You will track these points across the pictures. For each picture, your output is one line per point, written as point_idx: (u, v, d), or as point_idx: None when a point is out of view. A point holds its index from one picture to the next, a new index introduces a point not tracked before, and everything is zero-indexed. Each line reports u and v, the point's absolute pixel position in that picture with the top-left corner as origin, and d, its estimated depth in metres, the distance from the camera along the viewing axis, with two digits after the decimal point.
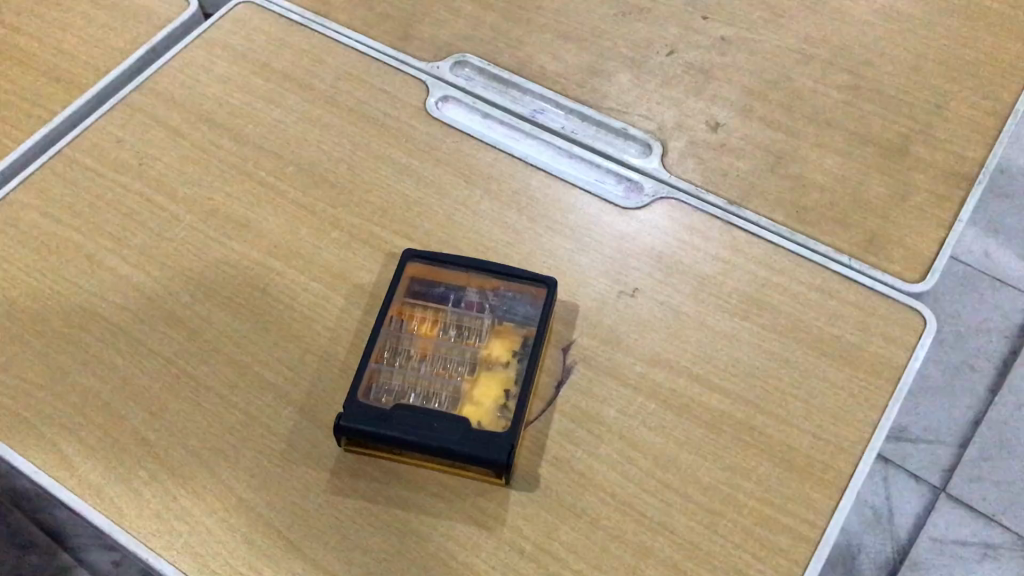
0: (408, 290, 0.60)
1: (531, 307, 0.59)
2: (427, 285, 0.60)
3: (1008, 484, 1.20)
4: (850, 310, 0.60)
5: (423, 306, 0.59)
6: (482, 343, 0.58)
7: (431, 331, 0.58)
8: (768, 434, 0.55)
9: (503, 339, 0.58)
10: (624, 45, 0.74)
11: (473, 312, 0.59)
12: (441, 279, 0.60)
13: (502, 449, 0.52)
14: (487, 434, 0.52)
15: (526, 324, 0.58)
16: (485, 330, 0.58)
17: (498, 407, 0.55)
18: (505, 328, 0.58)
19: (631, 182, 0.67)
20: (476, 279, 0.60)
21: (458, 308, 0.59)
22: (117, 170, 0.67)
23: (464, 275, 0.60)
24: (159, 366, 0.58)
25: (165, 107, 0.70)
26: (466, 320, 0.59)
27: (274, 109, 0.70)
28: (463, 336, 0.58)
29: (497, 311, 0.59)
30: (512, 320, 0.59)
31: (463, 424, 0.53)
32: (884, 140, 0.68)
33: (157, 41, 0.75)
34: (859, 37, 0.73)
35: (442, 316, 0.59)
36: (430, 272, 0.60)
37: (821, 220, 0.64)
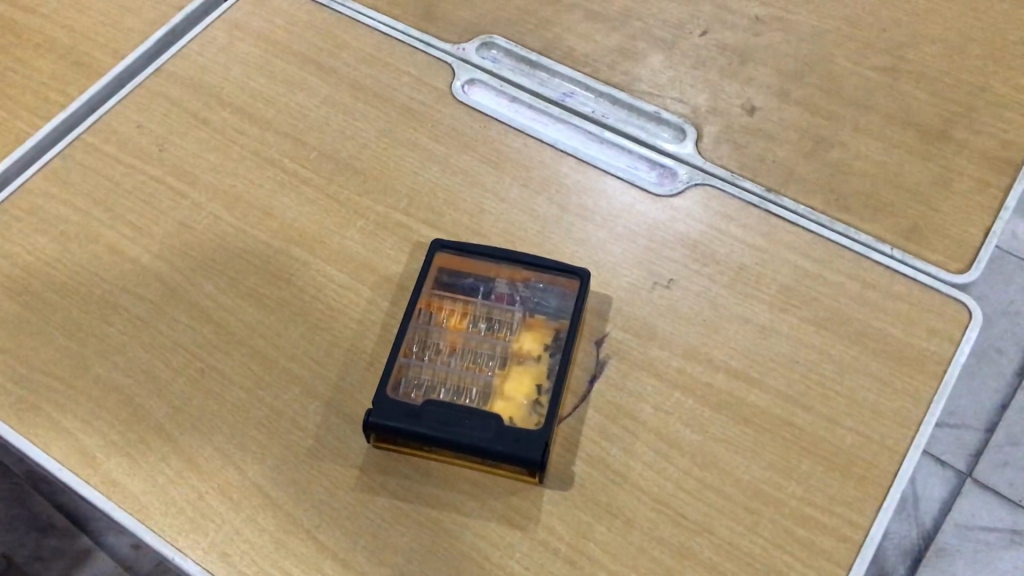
0: (436, 281, 0.58)
1: (563, 300, 0.57)
2: (455, 276, 0.59)
3: None
4: (893, 301, 0.58)
5: (452, 298, 0.58)
6: (513, 336, 0.56)
7: (461, 323, 0.57)
8: (809, 431, 0.53)
9: (535, 332, 0.56)
10: (656, 26, 0.72)
11: (503, 304, 0.57)
12: (470, 270, 0.59)
13: (536, 447, 0.50)
14: (520, 432, 0.51)
15: (558, 317, 0.57)
16: (516, 323, 0.57)
17: (532, 403, 0.53)
18: (537, 320, 0.57)
19: (664, 168, 0.65)
20: (506, 269, 0.58)
21: (487, 299, 0.58)
22: (138, 156, 0.65)
23: (494, 265, 0.58)
24: (183, 359, 0.57)
25: (185, 91, 0.69)
26: (497, 312, 0.57)
27: (297, 93, 0.69)
28: (493, 329, 0.56)
29: (528, 303, 0.57)
30: (544, 312, 0.57)
31: (496, 421, 0.51)
32: (926, 123, 0.65)
33: (176, 23, 0.74)
34: (899, 16, 0.71)
35: (472, 308, 0.57)
36: (458, 262, 0.59)
37: (862, 207, 0.62)
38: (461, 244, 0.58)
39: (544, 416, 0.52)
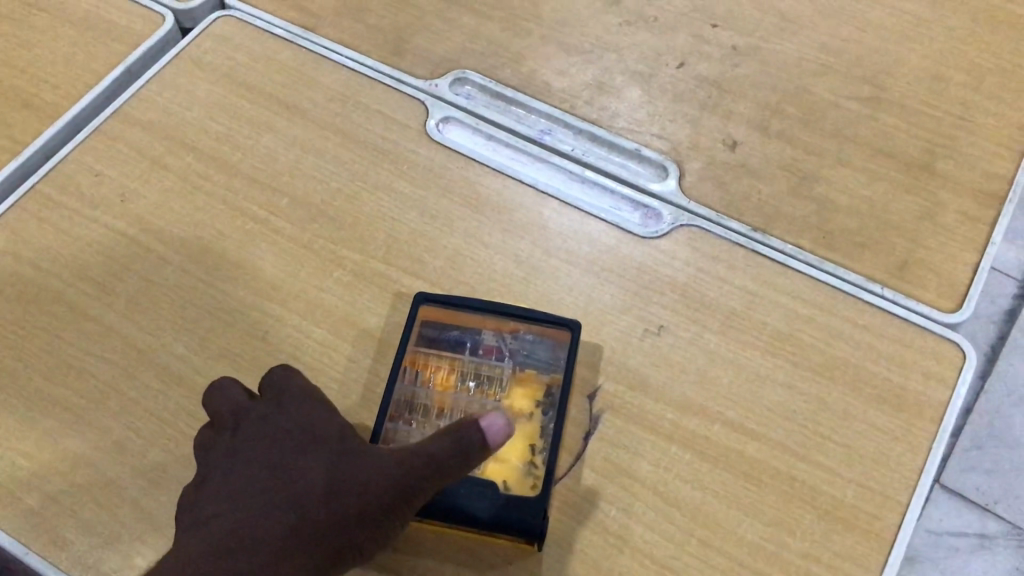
0: (420, 337, 0.56)
1: (554, 352, 0.56)
2: (439, 330, 0.56)
3: (1003, 473, 1.13)
4: (887, 344, 0.57)
5: (438, 355, 0.55)
6: (503, 394, 0.54)
7: (449, 382, 0.54)
8: (811, 484, 0.52)
9: (526, 388, 0.54)
10: (633, 58, 0.70)
11: (492, 359, 0.55)
12: (455, 323, 0.57)
13: (537, 516, 0.48)
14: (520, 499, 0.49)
15: (549, 371, 0.55)
16: (506, 379, 0.55)
17: (526, 465, 0.51)
18: (528, 375, 0.55)
19: (648, 209, 0.63)
20: (493, 322, 0.56)
21: (475, 355, 0.56)
22: (98, 207, 0.62)
23: (480, 318, 0.56)
24: (155, 428, 0.54)
25: (145, 135, 0.66)
26: (485, 368, 0.55)
27: (264, 135, 0.66)
28: (483, 386, 0.54)
29: (517, 356, 0.55)
30: (534, 366, 0.55)
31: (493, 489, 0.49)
32: (909, 155, 0.64)
33: (132, 61, 0.70)
34: (875, 44, 0.70)
35: (459, 364, 0.55)
36: (443, 315, 0.56)
37: (849, 246, 0.61)
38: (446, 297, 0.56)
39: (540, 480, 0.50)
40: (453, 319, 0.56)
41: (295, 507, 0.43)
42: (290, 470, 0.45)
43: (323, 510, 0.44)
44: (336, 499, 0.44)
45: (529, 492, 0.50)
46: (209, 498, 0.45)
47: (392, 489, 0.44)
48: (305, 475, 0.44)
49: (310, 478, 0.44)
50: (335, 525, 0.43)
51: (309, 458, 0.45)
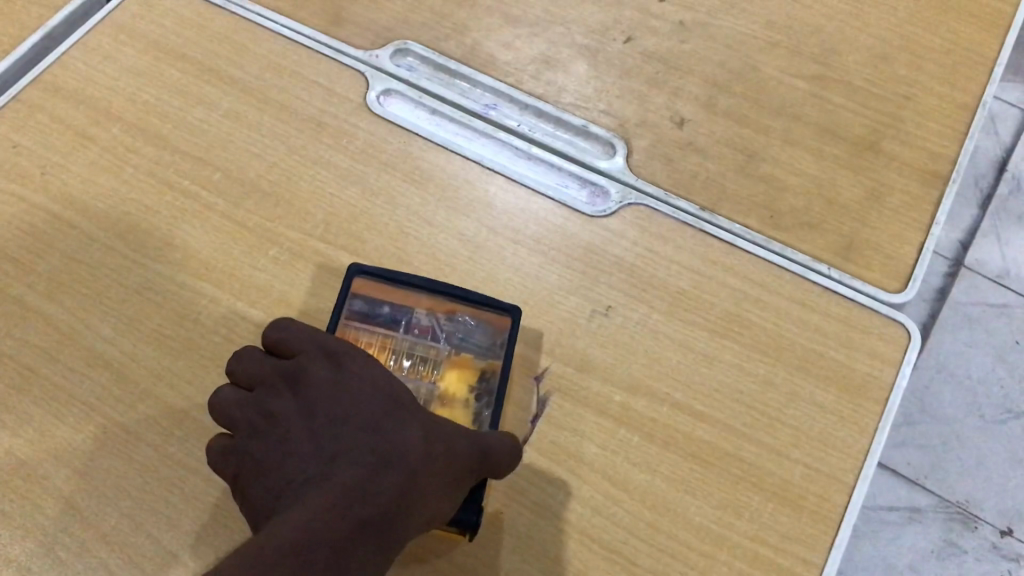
0: (352, 311, 0.53)
1: (491, 335, 0.54)
2: (370, 304, 0.54)
3: (932, 448, 1.08)
4: (834, 324, 0.56)
5: (369, 331, 0.53)
6: (438, 375, 0.52)
7: (381, 360, 0.52)
8: (759, 466, 0.52)
9: (461, 369, 0.53)
10: (579, 32, 0.69)
11: (427, 338, 0.54)
12: (388, 297, 0.54)
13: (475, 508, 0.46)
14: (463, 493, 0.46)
15: (486, 356, 0.53)
16: (441, 360, 0.53)
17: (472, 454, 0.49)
18: (463, 357, 0.53)
19: (596, 187, 0.62)
20: (428, 301, 0.54)
21: (409, 333, 0.54)
22: (17, 182, 0.59)
23: (415, 297, 0.54)
24: (81, 414, 0.51)
25: (67, 104, 0.62)
26: (419, 348, 0.53)
27: (195, 107, 0.63)
28: (418, 365, 0.52)
29: (453, 337, 0.54)
30: (469, 348, 0.53)
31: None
32: (854, 135, 0.64)
33: (53, 26, 0.66)
34: (821, 22, 0.70)
35: (392, 342, 0.53)
36: (375, 290, 0.54)
37: (797, 227, 0.60)
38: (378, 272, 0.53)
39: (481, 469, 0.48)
40: (386, 294, 0.54)
41: (397, 476, 0.40)
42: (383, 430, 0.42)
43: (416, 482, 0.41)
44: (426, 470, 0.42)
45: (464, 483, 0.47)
46: (298, 459, 0.41)
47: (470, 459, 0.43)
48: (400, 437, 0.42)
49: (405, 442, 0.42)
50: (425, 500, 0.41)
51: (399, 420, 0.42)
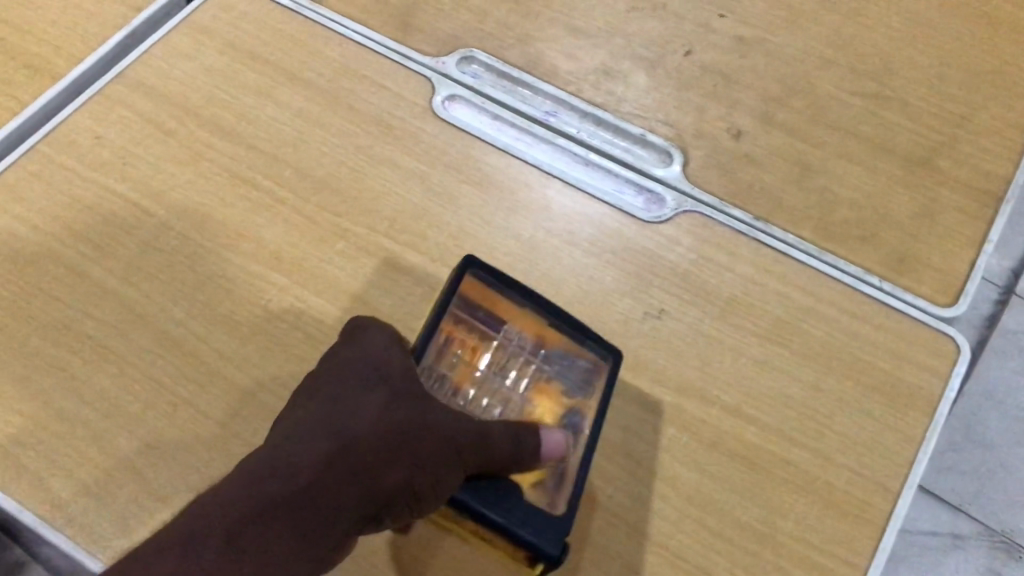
0: (458, 301, 0.49)
1: (585, 378, 0.51)
2: (473, 304, 0.50)
3: (977, 475, 1.07)
4: (883, 335, 0.57)
5: (468, 327, 0.49)
6: (527, 396, 0.50)
7: (473, 364, 0.49)
8: (805, 470, 0.53)
9: (548, 398, 0.50)
10: (639, 44, 0.70)
11: (518, 362, 0.50)
12: (493, 298, 0.50)
13: (556, 541, 0.44)
14: (538, 513, 0.44)
15: (579, 391, 0.51)
16: (529, 389, 0.50)
17: (549, 484, 0.47)
18: (553, 390, 0.50)
19: (652, 194, 0.63)
20: (528, 321, 0.51)
21: (504, 348, 0.50)
22: (99, 171, 0.62)
23: (519, 311, 0.51)
24: (153, 391, 0.54)
25: (148, 100, 0.65)
26: (511, 361, 0.50)
27: (269, 106, 0.65)
28: (507, 387, 0.50)
29: (546, 367, 0.51)
30: (561, 382, 0.51)
31: (508, 494, 0.44)
32: (909, 152, 0.65)
33: (137, 26, 0.70)
34: (879, 42, 0.71)
35: (487, 345, 0.50)
36: (481, 290, 0.50)
37: (849, 239, 0.61)
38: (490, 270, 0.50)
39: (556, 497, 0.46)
40: (489, 299, 0.50)
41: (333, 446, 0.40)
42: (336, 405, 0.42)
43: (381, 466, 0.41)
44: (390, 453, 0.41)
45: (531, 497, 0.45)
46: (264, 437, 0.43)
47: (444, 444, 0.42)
48: (358, 422, 0.41)
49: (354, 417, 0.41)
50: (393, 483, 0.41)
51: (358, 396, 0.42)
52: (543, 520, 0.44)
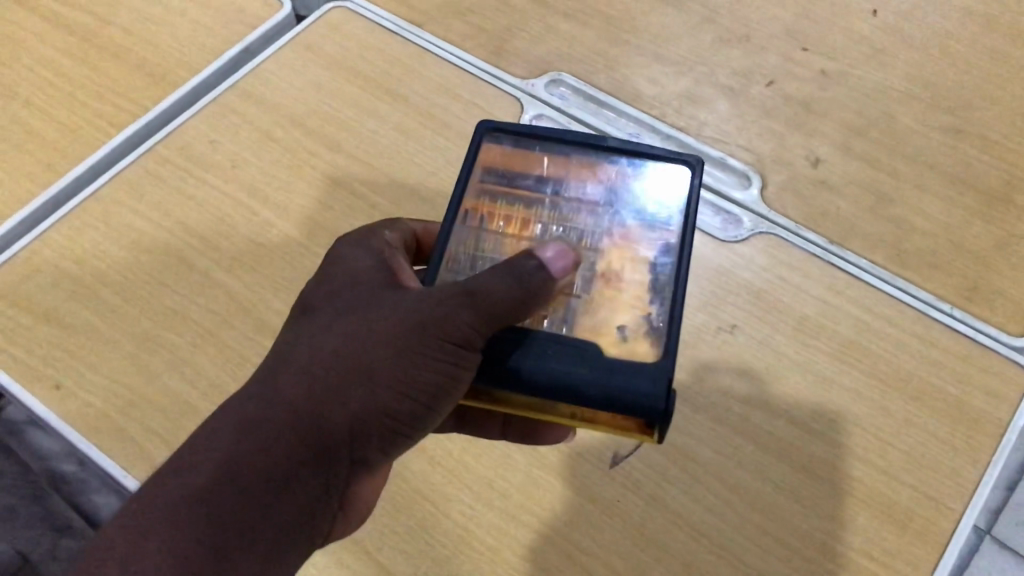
0: (485, 175, 0.45)
1: (670, 198, 0.44)
2: (500, 173, 0.45)
3: None
4: (953, 360, 0.58)
5: (508, 199, 0.45)
6: (599, 250, 0.43)
7: (523, 231, 0.44)
8: (868, 485, 0.54)
9: (627, 245, 0.43)
10: (722, 73, 0.73)
11: (580, 205, 0.44)
12: (527, 161, 0.46)
13: (652, 387, 0.37)
14: (607, 355, 0.39)
15: (663, 226, 0.44)
16: (603, 232, 0.44)
17: (639, 325, 0.40)
18: (634, 230, 0.43)
19: (729, 215, 0.66)
20: (576, 165, 0.45)
21: (554, 200, 0.45)
22: (210, 172, 0.67)
23: (560, 160, 0.46)
24: (250, 374, 0.57)
25: (258, 109, 0.70)
26: (571, 217, 0.44)
27: (368, 119, 0.70)
28: (568, 238, 0.43)
29: (620, 203, 0.44)
30: (643, 219, 0.44)
31: (567, 363, 0.38)
32: (987, 185, 0.66)
33: (251, 42, 0.75)
34: (961, 78, 0.72)
35: (535, 210, 0.44)
36: (506, 155, 0.46)
37: (923, 266, 0.62)
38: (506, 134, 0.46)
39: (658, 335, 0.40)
40: (520, 160, 0.46)
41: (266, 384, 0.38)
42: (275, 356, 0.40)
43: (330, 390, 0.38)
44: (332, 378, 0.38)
45: (607, 348, 0.39)
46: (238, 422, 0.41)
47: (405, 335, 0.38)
48: (296, 357, 0.39)
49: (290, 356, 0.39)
50: (349, 408, 0.38)
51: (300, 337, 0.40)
52: (626, 378, 0.38)
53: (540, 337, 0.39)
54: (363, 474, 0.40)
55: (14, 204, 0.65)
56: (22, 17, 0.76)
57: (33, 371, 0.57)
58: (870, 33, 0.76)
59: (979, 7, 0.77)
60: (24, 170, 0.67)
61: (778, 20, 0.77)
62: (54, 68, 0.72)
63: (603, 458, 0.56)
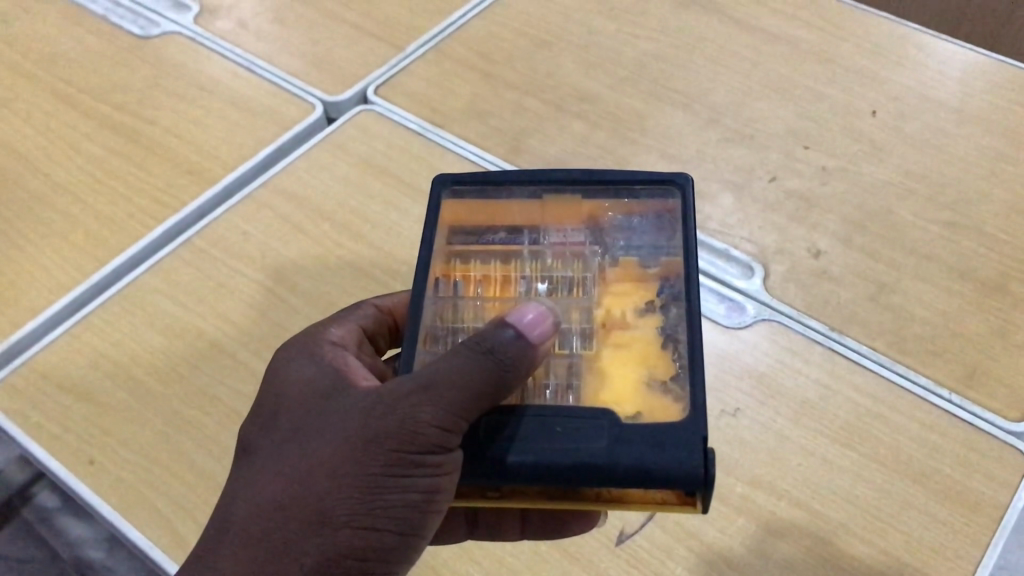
0: (456, 236, 0.48)
1: (656, 227, 0.48)
2: (473, 231, 0.49)
3: None
4: (952, 444, 0.60)
5: (484, 259, 0.48)
6: (590, 300, 0.46)
7: (504, 288, 0.46)
8: (869, 565, 0.55)
9: (622, 290, 0.46)
10: (727, 170, 0.77)
11: (564, 252, 0.48)
12: (498, 218, 0.49)
13: (684, 451, 0.37)
14: (618, 426, 0.39)
15: (654, 259, 0.47)
16: (594, 275, 0.47)
17: (652, 375, 0.42)
18: (626, 268, 0.47)
19: (733, 303, 0.69)
20: (551, 212, 0.49)
21: (534, 251, 0.48)
22: (242, 262, 0.71)
23: (533, 209, 0.49)
24: None
25: (289, 205, 0.75)
26: (553, 267, 0.47)
27: (391, 212, 0.74)
28: (558, 289, 0.46)
29: (607, 244, 0.48)
30: (633, 256, 0.47)
31: (572, 443, 0.38)
32: (983, 276, 0.68)
33: (283, 142, 0.80)
34: (958, 175, 0.75)
35: (515, 267, 0.47)
36: (476, 213, 0.49)
37: (921, 353, 0.64)
38: (470, 189, 0.49)
39: (672, 375, 0.42)
40: (492, 217, 0.49)
41: (254, 508, 0.40)
42: (265, 460, 0.42)
43: (286, 536, 0.39)
44: (286, 523, 0.40)
45: (621, 417, 0.39)
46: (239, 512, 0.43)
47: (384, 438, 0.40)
48: (245, 505, 0.41)
49: (278, 465, 0.41)
50: (310, 552, 0.39)
51: (289, 438, 0.42)
52: (649, 448, 0.38)
53: (542, 420, 0.39)
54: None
55: (58, 290, 0.69)
56: (74, 118, 0.82)
57: (68, 446, 0.60)
58: (870, 132, 0.79)
59: (975, 109, 0.81)
60: (70, 259, 0.71)
61: (781, 120, 0.81)
62: (102, 165, 0.78)
63: (609, 535, 0.57)
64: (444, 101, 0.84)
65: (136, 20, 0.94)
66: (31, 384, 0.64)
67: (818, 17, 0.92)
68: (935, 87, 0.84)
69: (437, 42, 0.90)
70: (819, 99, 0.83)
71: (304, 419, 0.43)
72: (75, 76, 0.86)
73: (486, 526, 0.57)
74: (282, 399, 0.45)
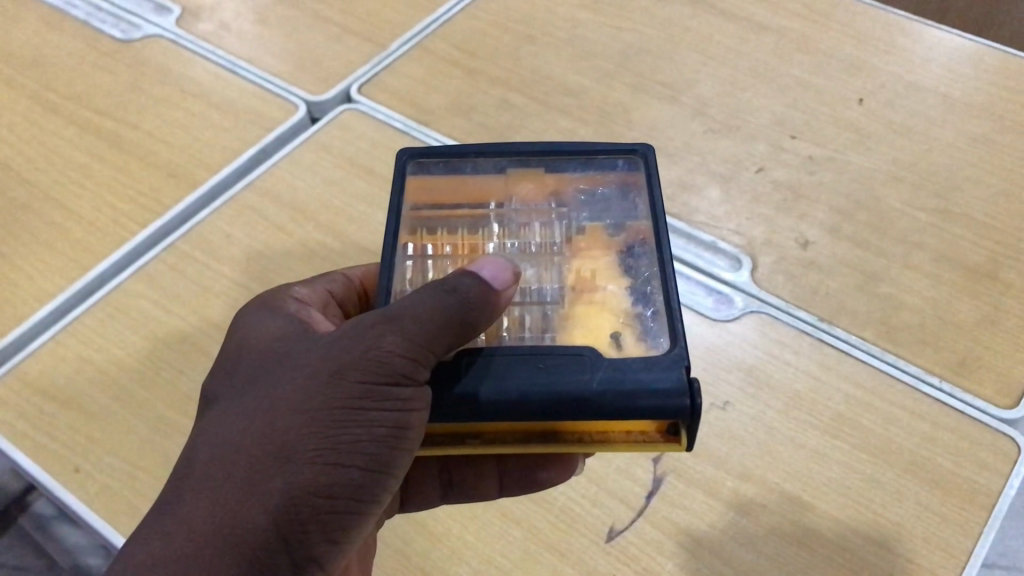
0: (421, 203, 0.49)
1: (622, 197, 0.49)
2: (439, 202, 0.49)
3: None
4: (942, 433, 0.59)
5: (452, 226, 0.48)
6: (565, 261, 0.47)
7: (474, 250, 0.47)
8: (859, 556, 0.54)
9: (590, 250, 0.47)
10: (714, 162, 0.76)
11: (532, 217, 0.49)
12: (463, 188, 0.50)
13: (668, 379, 0.38)
14: (604, 359, 0.39)
15: (621, 223, 0.48)
16: (562, 242, 0.47)
17: (625, 319, 0.43)
18: (593, 234, 0.47)
19: (721, 295, 0.68)
20: (516, 183, 0.50)
21: (502, 219, 0.49)
22: (226, 265, 0.70)
23: (498, 182, 0.50)
24: None
25: (272, 206, 0.74)
26: (523, 233, 0.48)
27: (376, 212, 0.74)
28: (528, 250, 0.47)
29: (573, 211, 0.49)
30: (600, 222, 0.48)
31: (553, 376, 0.38)
32: (973, 263, 0.68)
33: (267, 142, 0.80)
34: (947, 161, 0.75)
35: (483, 233, 0.48)
36: (442, 184, 0.49)
37: (911, 341, 0.64)
38: (435, 163, 0.50)
39: (644, 326, 0.42)
40: (456, 187, 0.49)
41: (220, 445, 0.39)
42: (231, 402, 0.41)
43: (252, 471, 0.38)
44: (251, 458, 0.38)
45: (607, 354, 0.40)
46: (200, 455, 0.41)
47: (348, 371, 0.39)
48: (209, 445, 0.40)
49: (244, 404, 0.40)
50: (273, 491, 0.38)
51: (254, 382, 0.42)
52: (635, 378, 0.38)
53: (521, 357, 0.39)
54: (318, 567, 0.41)
55: (42, 297, 0.68)
56: (56, 124, 0.81)
57: (52, 453, 0.59)
58: (857, 120, 0.79)
59: (962, 95, 0.81)
60: (53, 266, 0.71)
61: (768, 110, 0.80)
62: (83, 171, 0.77)
63: (598, 532, 0.57)
64: (428, 98, 0.83)
65: (117, 23, 0.93)
66: (15, 394, 0.63)
67: (803, 6, 0.92)
68: (922, 73, 0.83)
69: (420, 38, 0.89)
70: (806, 88, 0.82)
71: (269, 363, 0.42)
72: (56, 81, 0.85)
73: (463, 487, 0.58)
74: (248, 350, 0.44)
